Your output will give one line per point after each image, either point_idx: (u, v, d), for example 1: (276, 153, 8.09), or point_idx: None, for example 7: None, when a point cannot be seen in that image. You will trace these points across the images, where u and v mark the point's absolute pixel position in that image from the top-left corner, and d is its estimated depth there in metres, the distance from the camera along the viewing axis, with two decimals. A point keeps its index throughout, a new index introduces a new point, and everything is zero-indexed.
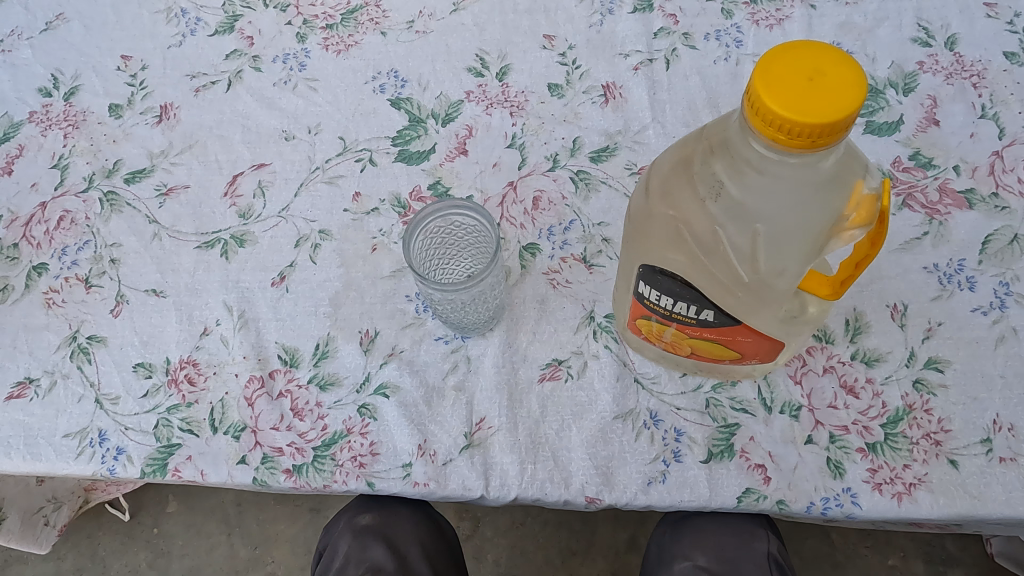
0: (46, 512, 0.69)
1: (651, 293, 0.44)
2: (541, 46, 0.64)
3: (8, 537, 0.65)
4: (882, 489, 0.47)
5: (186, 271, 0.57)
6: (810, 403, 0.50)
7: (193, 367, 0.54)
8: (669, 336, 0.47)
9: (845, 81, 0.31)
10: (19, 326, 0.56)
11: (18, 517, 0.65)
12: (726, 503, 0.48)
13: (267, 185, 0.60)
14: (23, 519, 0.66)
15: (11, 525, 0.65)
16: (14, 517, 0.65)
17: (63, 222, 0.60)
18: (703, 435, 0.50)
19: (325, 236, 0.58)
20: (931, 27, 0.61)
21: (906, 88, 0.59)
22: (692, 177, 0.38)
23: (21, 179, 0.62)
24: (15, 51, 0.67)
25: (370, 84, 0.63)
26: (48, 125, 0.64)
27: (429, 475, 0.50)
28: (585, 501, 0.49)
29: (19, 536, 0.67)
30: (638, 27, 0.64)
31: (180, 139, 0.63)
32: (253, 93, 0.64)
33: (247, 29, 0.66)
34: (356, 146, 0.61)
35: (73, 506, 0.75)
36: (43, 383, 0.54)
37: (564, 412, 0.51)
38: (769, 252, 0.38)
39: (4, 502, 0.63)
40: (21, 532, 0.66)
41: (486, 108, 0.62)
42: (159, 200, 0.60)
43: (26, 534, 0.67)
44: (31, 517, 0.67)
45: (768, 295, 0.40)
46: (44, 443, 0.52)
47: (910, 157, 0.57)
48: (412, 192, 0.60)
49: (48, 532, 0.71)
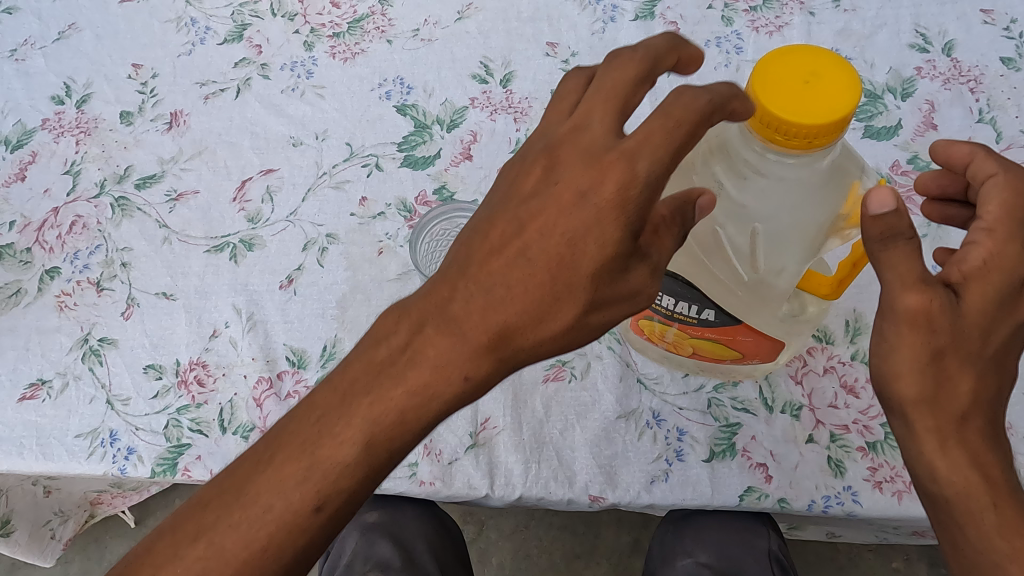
0: (53, 525, 0.69)
1: (653, 294, 0.44)
2: (543, 54, 0.65)
3: (16, 549, 0.64)
4: (882, 487, 0.48)
5: (195, 274, 0.58)
6: (810, 403, 0.51)
7: (202, 368, 0.55)
8: (669, 336, 0.48)
9: (839, 84, 0.33)
10: (32, 328, 0.57)
11: (25, 530, 0.64)
12: (729, 501, 0.49)
13: (275, 190, 0.61)
14: (30, 532, 0.65)
15: (19, 538, 0.63)
16: (23, 530, 0.63)
17: (75, 226, 0.61)
18: (705, 435, 0.50)
19: (332, 240, 0.59)
20: (928, 33, 0.62)
21: (904, 93, 0.60)
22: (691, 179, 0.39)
23: (34, 185, 0.63)
24: (28, 60, 0.69)
25: (376, 91, 0.65)
26: (60, 132, 0.65)
27: (435, 474, 0.51)
28: (589, 500, 0.50)
29: (25, 549, 0.66)
30: (639, 34, 0.65)
31: (189, 145, 0.64)
32: (261, 101, 0.65)
33: (255, 38, 0.68)
34: (362, 152, 0.62)
35: (78, 520, 0.74)
36: (55, 384, 0.55)
37: (568, 412, 0.52)
38: (768, 250, 0.38)
39: (14, 513, 0.61)
40: (29, 546, 0.65)
41: (490, 114, 0.63)
42: (169, 205, 0.61)
43: (33, 547, 0.66)
44: (38, 530, 0.66)
45: (768, 294, 0.41)
46: (56, 443, 0.53)
47: (909, 161, 0.57)
48: (417, 196, 0.61)
49: (54, 546, 0.70)
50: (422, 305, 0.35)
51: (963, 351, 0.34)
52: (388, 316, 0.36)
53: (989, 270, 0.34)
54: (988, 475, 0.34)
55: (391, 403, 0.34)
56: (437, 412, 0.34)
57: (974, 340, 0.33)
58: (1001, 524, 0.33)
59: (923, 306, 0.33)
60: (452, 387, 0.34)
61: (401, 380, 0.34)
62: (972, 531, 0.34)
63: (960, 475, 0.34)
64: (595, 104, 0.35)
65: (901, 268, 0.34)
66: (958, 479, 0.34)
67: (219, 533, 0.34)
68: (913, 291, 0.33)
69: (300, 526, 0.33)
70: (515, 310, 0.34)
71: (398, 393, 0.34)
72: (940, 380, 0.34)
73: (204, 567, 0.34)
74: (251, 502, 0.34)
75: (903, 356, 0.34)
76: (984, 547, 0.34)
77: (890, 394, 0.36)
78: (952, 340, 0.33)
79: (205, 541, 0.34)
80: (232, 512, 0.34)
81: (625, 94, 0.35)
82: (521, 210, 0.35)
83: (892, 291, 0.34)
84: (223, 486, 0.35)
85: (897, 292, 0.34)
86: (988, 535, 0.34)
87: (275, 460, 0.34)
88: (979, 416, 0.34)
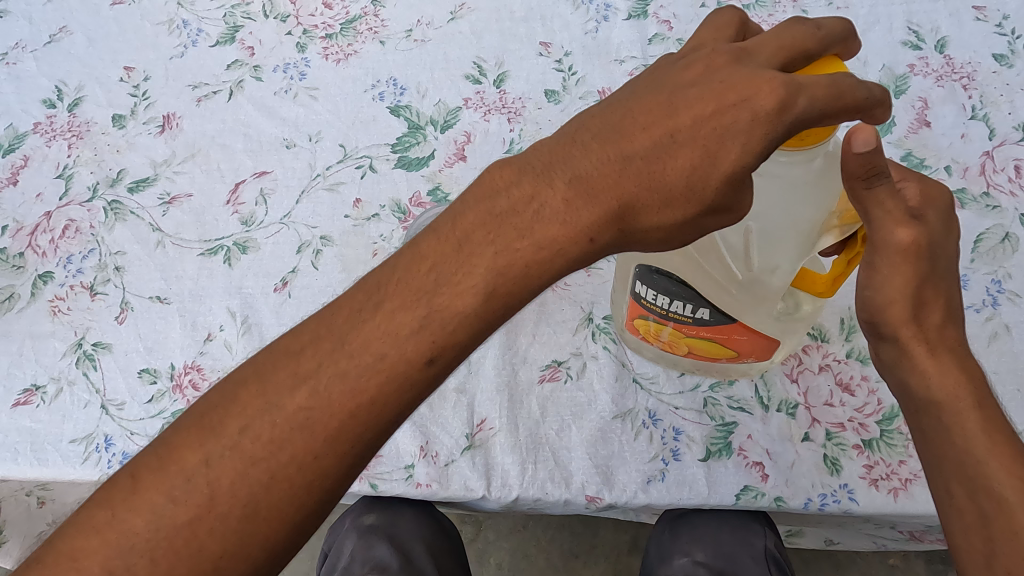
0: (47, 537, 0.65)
1: (648, 294, 0.44)
2: (537, 53, 0.65)
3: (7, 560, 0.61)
4: (878, 484, 0.48)
5: (190, 278, 0.58)
6: (806, 401, 0.51)
7: (198, 372, 0.55)
8: (664, 337, 0.48)
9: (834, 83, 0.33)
10: (25, 333, 0.57)
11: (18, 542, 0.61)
12: (725, 500, 0.49)
13: (268, 192, 0.61)
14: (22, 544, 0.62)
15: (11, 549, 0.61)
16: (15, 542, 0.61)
17: (68, 231, 0.61)
18: (701, 434, 0.50)
19: (326, 242, 0.59)
20: (921, 31, 0.62)
21: (897, 90, 0.60)
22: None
23: (26, 189, 0.63)
24: (20, 63, 0.68)
25: (369, 93, 0.64)
26: (52, 136, 0.65)
27: (431, 476, 0.51)
28: (585, 500, 0.50)
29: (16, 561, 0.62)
30: (632, 33, 0.65)
31: (182, 148, 0.64)
32: (254, 103, 0.65)
33: (248, 39, 0.67)
34: (356, 153, 0.62)
35: None
36: (49, 389, 0.55)
37: (564, 412, 0.52)
38: (762, 249, 0.39)
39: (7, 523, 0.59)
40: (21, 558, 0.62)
41: (484, 115, 0.63)
42: (163, 208, 0.61)
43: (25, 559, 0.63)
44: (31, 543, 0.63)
45: (765, 292, 0.41)
46: (50, 449, 0.52)
47: (902, 158, 0.58)
48: (412, 197, 0.61)
49: None
50: (546, 163, 0.34)
51: (937, 276, 0.37)
52: (503, 168, 0.34)
53: (935, 199, 0.37)
54: (967, 379, 0.37)
55: (516, 252, 0.33)
56: (557, 272, 0.33)
57: (942, 263, 0.37)
58: (985, 425, 0.36)
59: (912, 239, 0.35)
60: (577, 248, 0.33)
61: (526, 232, 0.33)
62: (962, 438, 0.36)
63: (945, 382, 0.37)
64: (777, 41, 0.32)
65: (890, 204, 0.35)
66: (945, 382, 0.37)
67: (324, 381, 0.32)
68: (902, 226, 0.35)
69: (410, 380, 0.32)
70: (646, 179, 0.33)
71: (524, 245, 0.33)
72: (922, 303, 0.37)
73: (306, 418, 0.31)
74: (318, 389, 0.31)
75: (894, 285, 0.37)
76: (974, 455, 0.35)
77: (881, 321, 0.38)
78: (930, 268, 0.36)
79: (306, 389, 0.32)
80: (339, 362, 0.32)
81: (799, 54, 0.32)
82: (657, 99, 0.33)
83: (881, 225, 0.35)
84: (312, 336, 0.33)
85: (889, 228, 0.35)
86: (975, 438, 0.36)
87: (383, 309, 0.32)
88: (953, 326, 0.38)
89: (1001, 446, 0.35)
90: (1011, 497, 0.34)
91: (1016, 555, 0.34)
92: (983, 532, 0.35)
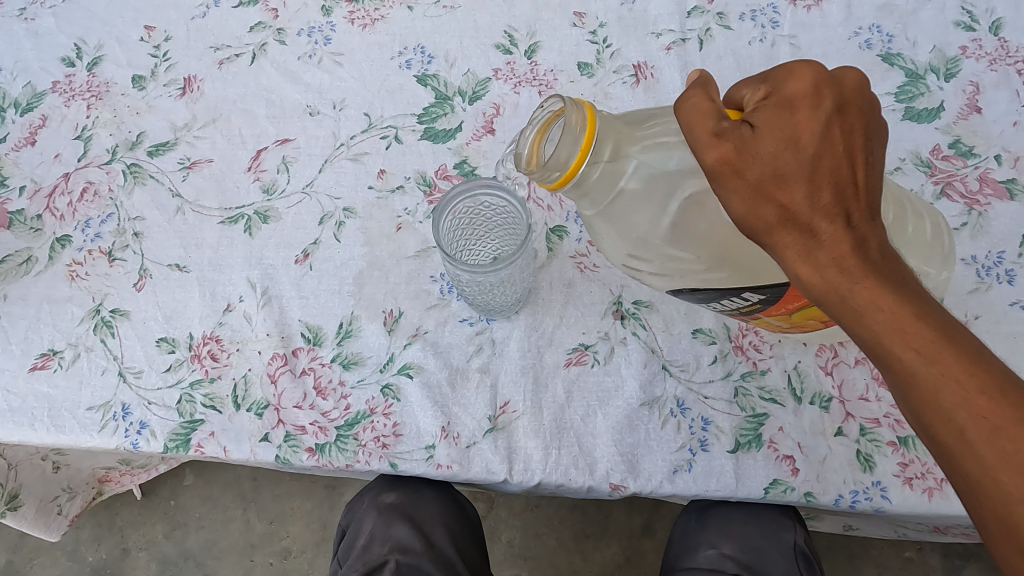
0: (60, 500, 0.68)
1: (720, 306, 0.42)
2: (570, 24, 0.62)
3: (24, 522, 0.63)
4: (912, 484, 0.46)
5: (210, 246, 0.57)
6: (841, 395, 0.49)
7: (216, 343, 0.54)
8: (787, 322, 0.43)
9: None
10: (43, 297, 0.56)
11: (32, 504, 0.63)
12: (753, 493, 0.47)
13: (291, 160, 0.59)
14: (38, 507, 0.64)
15: (26, 511, 0.63)
16: (30, 505, 0.63)
17: (86, 194, 0.60)
18: (730, 425, 0.49)
19: (349, 214, 0.57)
20: (975, 11, 0.59)
21: (947, 73, 0.57)
22: (605, 247, 0.42)
23: (45, 150, 0.62)
24: (38, 19, 0.67)
25: (395, 60, 0.62)
26: (71, 95, 0.63)
27: (453, 457, 0.50)
28: (609, 488, 0.49)
29: (32, 522, 0.65)
30: (671, 4, 0.62)
31: (204, 112, 0.62)
32: (277, 67, 0.63)
33: (272, 1, 0.65)
34: (382, 122, 0.60)
35: (87, 494, 0.73)
36: (67, 355, 0.54)
37: (589, 397, 0.51)
38: (689, 231, 0.37)
39: (22, 487, 0.61)
40: (36, 518, 0.64)
41: (514, 86, 0.61)
42: (183, 173, 0.60)
43: (41, 520, 0.65)
44: (46, 504, 0.65)
45: (736, 252, 0.37)
46: (68, 416, 0.52)
47: (950, 145, 0.55)
48: (437, 170, 0.59)
49: (60, 521, 0.69)
50: None
51: (786, 178, 0.30)
52: None
53: (785, 101, 0.31)
54: (841, 264, 0.30)
55: None
56: None
57: (789, 160, 0.30)
58: (853, 312, 0.30)
59: (722, 158, 0.31)
60: None
61: None
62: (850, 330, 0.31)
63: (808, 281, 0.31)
64: None
65: (697, 125, 0.32)
66: (813, 281, 0.31)
67: None
68: (714, 146, 0.31)
69: None
70: None
71: None
72: (781, 207, 0.31)
73: None
74: None
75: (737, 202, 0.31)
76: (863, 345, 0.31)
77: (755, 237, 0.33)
78: (770, 171, 0.30)
79: None
80: None
81: None
82: None
83: (693, 147, 0.32)
84: None
85: (697, 151, 0.32)
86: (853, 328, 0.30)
87: None
88: (830, 218, 0.30)
89: (892, 322, 0.29)
90: (909, 373, 0.29)
91: (935, 425, 0.29)
92: (907, 409, 0.30)
